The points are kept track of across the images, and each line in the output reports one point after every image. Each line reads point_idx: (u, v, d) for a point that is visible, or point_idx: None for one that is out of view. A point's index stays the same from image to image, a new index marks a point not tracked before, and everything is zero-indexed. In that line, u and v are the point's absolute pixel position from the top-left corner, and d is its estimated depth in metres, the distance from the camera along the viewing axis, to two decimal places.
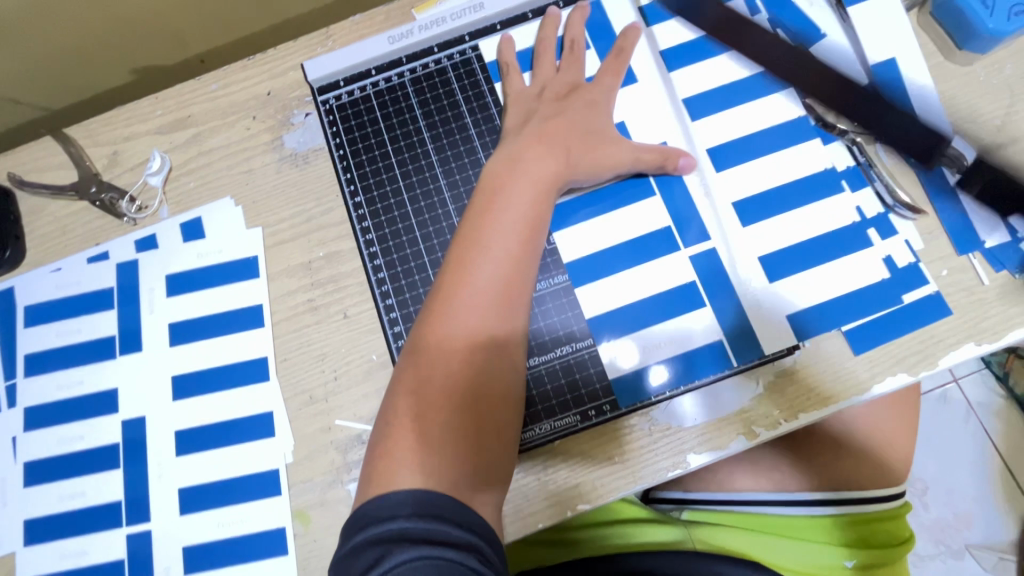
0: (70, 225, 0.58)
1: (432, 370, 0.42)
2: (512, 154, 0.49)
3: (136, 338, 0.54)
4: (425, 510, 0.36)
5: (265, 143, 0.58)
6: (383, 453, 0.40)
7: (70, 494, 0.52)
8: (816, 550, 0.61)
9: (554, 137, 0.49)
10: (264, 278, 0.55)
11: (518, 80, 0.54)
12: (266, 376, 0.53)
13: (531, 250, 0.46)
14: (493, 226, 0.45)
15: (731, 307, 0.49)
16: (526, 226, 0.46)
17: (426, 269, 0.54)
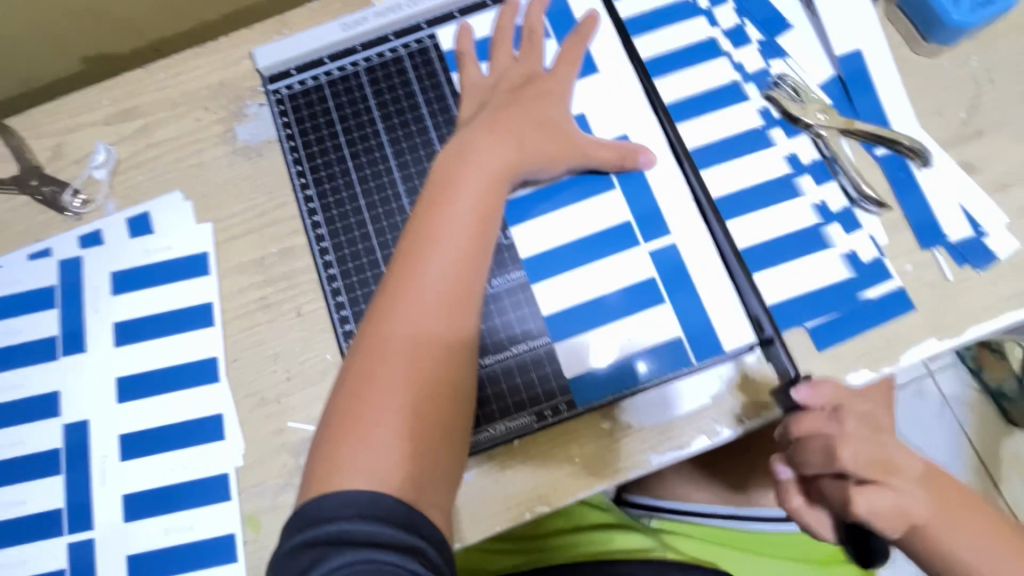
0: (11, 220, 0.55)
1: (377, 369, 0.41)
2: (462, 144, 0.47)
3: (79, 339, 0.52)
4: (368, 512, 0.36)
5: (216, 135, 0.56)
6: (326, 453, 0.40)
7: (9, 502, 0.49)
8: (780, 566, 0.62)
9: (504, 127, 0.48)
10: (215, 275, 0.53)
11: (474, 70, 0.52)
12: (216, 377, 0.51)
13: (483, 244, 0.45)
14: (443, 221, 0.44)
15: (690, 303, 0.48)
16: (477, 220, 0.45)
17: (378, 264, 0.52)
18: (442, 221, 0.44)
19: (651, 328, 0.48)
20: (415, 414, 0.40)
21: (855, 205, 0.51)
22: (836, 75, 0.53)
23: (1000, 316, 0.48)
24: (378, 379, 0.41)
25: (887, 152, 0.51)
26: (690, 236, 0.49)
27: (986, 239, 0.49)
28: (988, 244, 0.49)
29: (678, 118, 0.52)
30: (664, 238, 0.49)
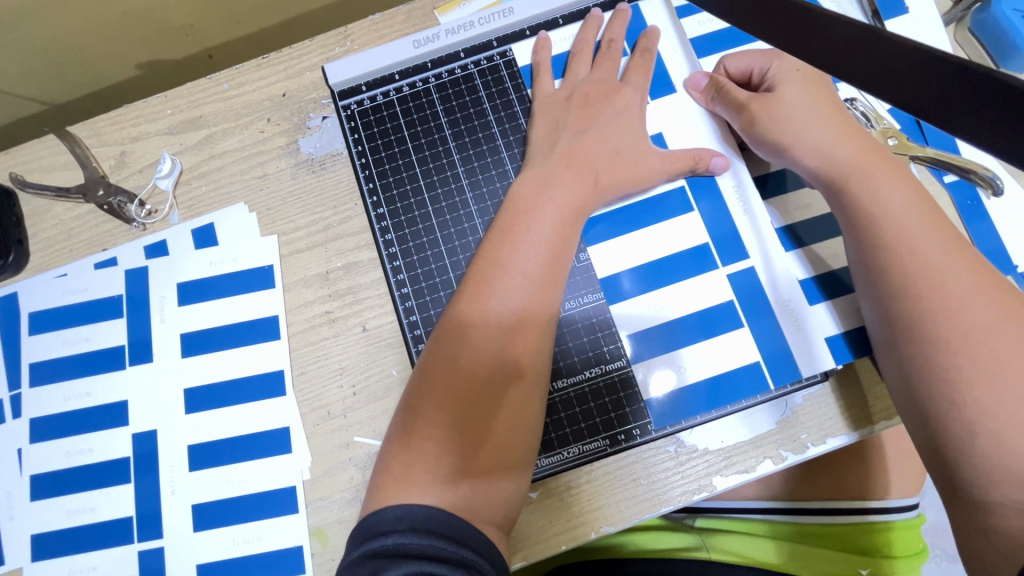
0: (76, 229, 0.56)
1: (438, 386, 0.42)
2: (541, 175, 0.48)
3: (146, 349, 0.53)
4: (422, 526, 0.37)
5: (280, 147, 0.56)
6: (389, 467, 0.41)
7: (79, 509, 0.50)
8: (831, 557, 0.61)
9: (583, 154, 0.49)
10: (280, 288, 0.53)
11: (548, 87, 0.52)
12: (282, 391, 0.51)
13: (555, 276, 0.45)
14: (513, 250, 0.45)
15: (766, 329, 0.48)
16: (546, 249, 0.45)
17: (450, 284, 0.52)
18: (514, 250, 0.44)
19: (725, 352, 0.48)
20: (481, 433, 0.41)
21: None
22: None
23: None
24: (438, 395, 0.42)
25: (957, 178, 0.51)
26: (764, 260, 0.50)
27: None
28: None
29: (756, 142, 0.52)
30: (738, 263, 0.50)
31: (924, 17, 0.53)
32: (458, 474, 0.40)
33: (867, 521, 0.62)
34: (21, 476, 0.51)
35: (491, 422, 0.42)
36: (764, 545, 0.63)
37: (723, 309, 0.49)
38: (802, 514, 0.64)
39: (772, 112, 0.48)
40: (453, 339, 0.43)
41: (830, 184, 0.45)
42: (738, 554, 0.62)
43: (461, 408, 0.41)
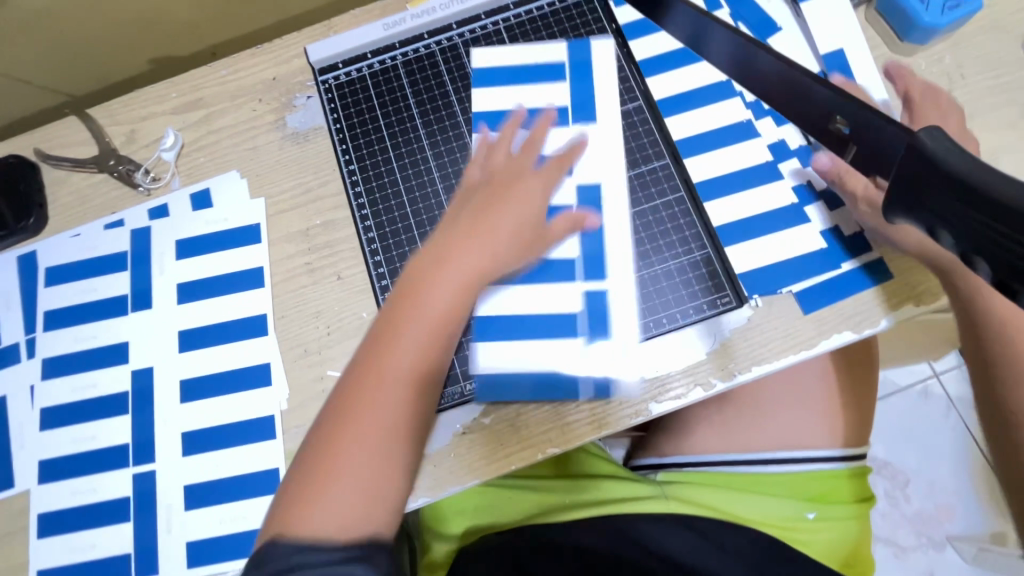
0: (90, 195, 0.63)
1: (347, 419, 0.42)
2: (457, 230, 0.49)
3: (146, 296, 0.59)
4: (344, 557, 0.38)
5: (269, 123, 0.64)
6: (292, 498, 0.41)
7: (81, 437, 0.56)
8: (784, 504, 0.66)
9: (494, 205, 0.50)
10: (265, 243, 0.60)
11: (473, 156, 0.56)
12: (266, 331, 0.57)
13: (462, 308, 0.47)
14: (433, 285, 0.46)
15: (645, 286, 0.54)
16: (464, 286, 0.47)
17: (412, 230, 0.58)
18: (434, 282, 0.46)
19: (624, 303, 0.53)
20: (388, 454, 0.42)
21: None
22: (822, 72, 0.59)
23: None
24: (345, 431, 0.42)
25: None
26: (687, 206, 0.55)
27: None
28: None
29: (685, 107, 0.58)
30: (651, 226, 0.55)
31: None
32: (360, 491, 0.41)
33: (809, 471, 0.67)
34: (33, 408, 0.57)
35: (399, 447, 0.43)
36: (729, 497, 0.66)
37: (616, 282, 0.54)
38: (762, 464, 0.68)
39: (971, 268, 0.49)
40: (368, 369, 0.43)
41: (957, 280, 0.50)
42: (699, 503, 0.65)
43: (368, 438, 0.42)
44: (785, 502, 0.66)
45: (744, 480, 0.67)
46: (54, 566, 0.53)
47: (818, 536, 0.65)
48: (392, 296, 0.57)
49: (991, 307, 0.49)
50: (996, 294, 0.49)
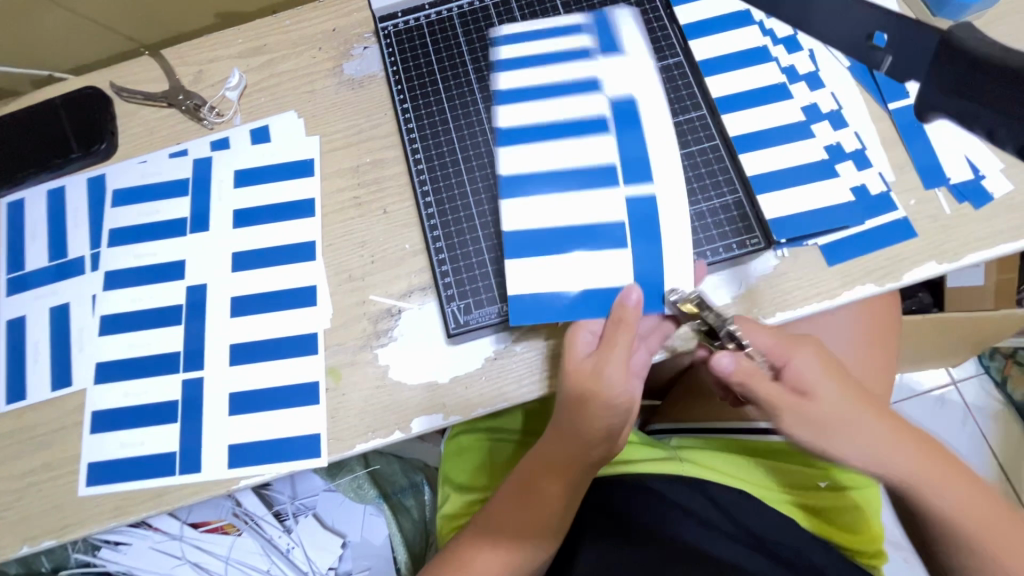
0: (157, 126, 0.68)
1: None
2: (534, 472, 0.54)
3: (205, 220, 0.63)
4: None
5: (327, 69, 0.68)
6: None
7: (136, 344, 0.60)
8: (797, 472, 0.67)
9: (565, 474, 0.52)
10: (318, 177, 0.64)
11: (579, 345, 0.50)
12: (314, 257, 0.61)
13: (533, 511, 0.53)
14: (493, 534, 0.54)
15: (648, 251, 0.52)
16: (534, 498, 0.53)
17: (459, 164, 0.61)
18: (503, 509, 0.54)
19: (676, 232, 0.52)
20: None
21: (867, 148, 0.58)
22: None
23: (993, 246, 0.55)
24: None
25: (899, 106, 0.59)
26: (721, 155, 0.57)
27: (984, 181, 0.56)
28: (986, 186, 0.56)
29: (723, 68, 0.61)
30: (684, 172, 0.56)
31: None
32: None
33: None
34: (94, 315, 0.61)
35: None
36: (741, 464, 0.67)
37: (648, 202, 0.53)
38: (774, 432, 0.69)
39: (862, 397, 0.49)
40: None
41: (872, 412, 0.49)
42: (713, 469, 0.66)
43: None
44: (800, 471, 0.67)
45: (754, 449, 0.69)
46: (103, 460, 0.57)
47: (840, 505, 0.65)
48: (437, 223, 0.59)
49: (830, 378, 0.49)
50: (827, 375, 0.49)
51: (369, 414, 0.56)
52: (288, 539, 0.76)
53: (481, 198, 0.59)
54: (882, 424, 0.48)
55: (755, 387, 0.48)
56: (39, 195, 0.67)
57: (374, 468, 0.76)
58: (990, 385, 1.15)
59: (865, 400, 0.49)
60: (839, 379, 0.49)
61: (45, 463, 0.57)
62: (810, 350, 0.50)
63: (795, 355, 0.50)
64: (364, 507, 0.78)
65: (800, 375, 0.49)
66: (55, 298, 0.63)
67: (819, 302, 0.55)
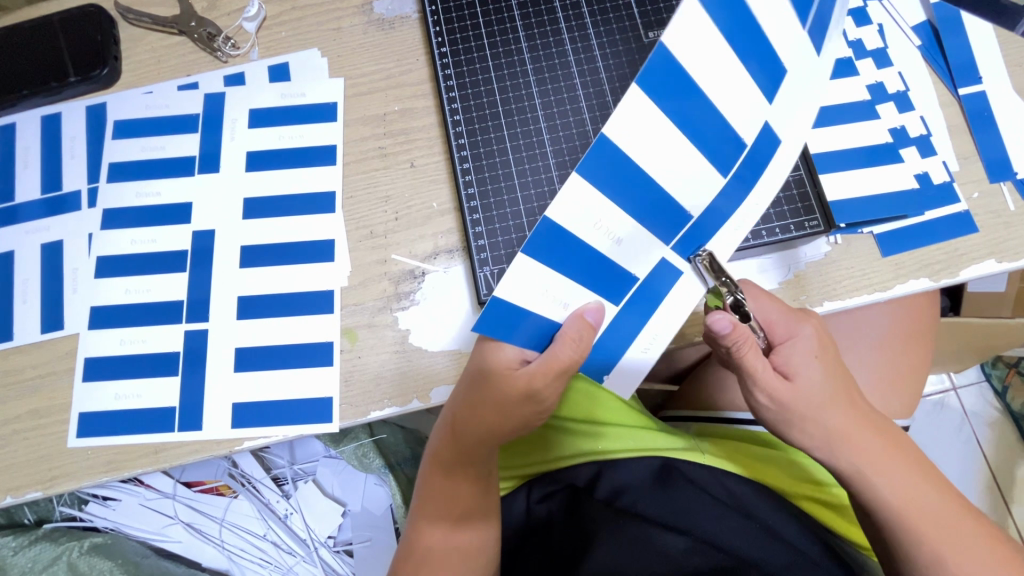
0: (166, 55, 0.62)
1: None
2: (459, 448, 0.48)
3: (215, 160, 0.58)
4: None
5: (355, 6, 0.62)
6: None
7: (136, 289, 0.55)
8: (824, 470, 0.65)
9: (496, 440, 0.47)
10: (341, 123, 0.59)
11: (504, 350, 0.43)
12: (333, 209, 0.56)
13: (466, 479, 0.49)
14: (440, 506, 0.51)
15: (627, 326, 0.43)
16: (464, 470, 0.49)
17: (499, 118, 0.57)
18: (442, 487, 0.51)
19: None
20: None
21: (932, 135, 0.55)
22: (928, 21, 0.58)
23: None
24: None
25: (970, 92, 0.56)
26: None
27: None
28: None
29: None
30: None
31: None
32: None
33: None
34: (90, 256, 0.57)
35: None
36: (760, 454, 0.65)
37: (669, 281, 0.41)
38: None
39: (839, 379, 0.47)
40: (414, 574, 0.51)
41: (848, 397, 0.47)
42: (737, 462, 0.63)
43: None
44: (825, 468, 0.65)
45: (781, 443, 0.66)
46: (95, 411, 0.53)
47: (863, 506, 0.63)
48: (472, 179, 0.55)
49: (812, 354, 0.47)
50: (806, 351, 0.47)
51: (386, 379, 0.52)
52: (286, 505, 0.74)
53: (521, 156, 0.56)
54: (854, 420, 0.46)
55: (749, 368, 0.45)
56: (33, 120, 0.61)
57: (380, 437, 0.73)
58: (989, 394, 1.15)
59: (844, 388, 0.47)
60: (825, 366, 0.47)
61: (31, 410, 0.53)
62: (811, 325, 0.48)
63: (786, 334, 0.48)
64: (365, 476, 0.75)
65: (791, 352, 0.47)
66: (47, 235, 0.58)
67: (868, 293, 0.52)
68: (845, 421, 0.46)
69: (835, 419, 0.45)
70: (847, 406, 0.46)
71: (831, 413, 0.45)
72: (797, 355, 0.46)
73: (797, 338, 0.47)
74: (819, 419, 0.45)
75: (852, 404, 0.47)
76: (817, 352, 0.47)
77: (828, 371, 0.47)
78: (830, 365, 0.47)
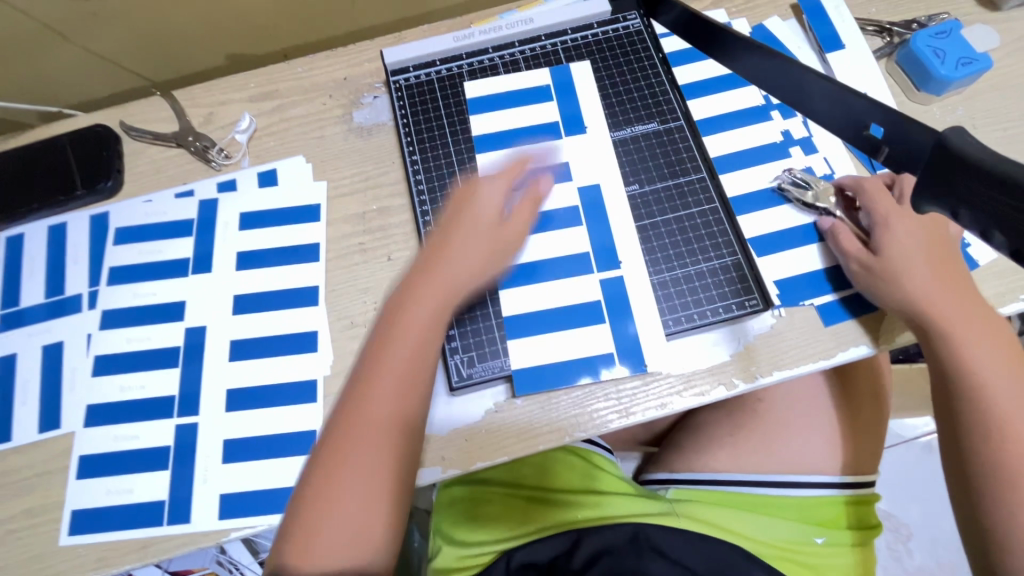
0: (165, 166, 0.68)
1: (341, 503, 0.46)
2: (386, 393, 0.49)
3: (207, 261, 0.63)
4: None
5: (337, 116, 0.69)
6: (303, 536, 0.46)
7: (130, 386, 0.59)
8: (794, 527, 0.68)
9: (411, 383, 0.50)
10: (324, 222, 0.64)
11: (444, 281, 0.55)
12: (316, 302, 0.61)
13: (407, 418, 0.49)
14: (378, 388, 0.49)
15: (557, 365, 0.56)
16: (395, 419, 0.49)
17: None
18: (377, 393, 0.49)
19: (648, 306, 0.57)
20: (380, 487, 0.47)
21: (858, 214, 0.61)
22: None
23: None
24: (333, 526, 0.46)
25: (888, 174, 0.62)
26: (721, 216, 0.60)
27: (970, 248, 0.59)
28: (972, 253, 0.58)
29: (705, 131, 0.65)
30: (684, 231, 0.60)
31: (858, 55, 0.67)
32: (383, 517, 0.47)
33: (811, 497, 0.70)
34: (88, 355, 0.60)
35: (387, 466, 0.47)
36: (737, 516, 0.68)
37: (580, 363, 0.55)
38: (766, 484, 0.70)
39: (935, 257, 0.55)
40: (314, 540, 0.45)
41: (944, 270, 0.55)
42: (713, 523, 0.67)
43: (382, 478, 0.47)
44: (795, 526, 0.68)
45: (753, 502, 0.70)
46: (88, 507, 0.55)
47: (830, 561, 0.67)
48: None
49: (902, 233, 0.56)
50: (903, 224, 0.56)
51: None
52: None
53: None
54: (950, 291, 0.54)
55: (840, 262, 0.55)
56: (39, 230, 0.66)
57: None
58: None
59: (945, 269, 0.55)
60: (923, 240, 0.56)
61: (25, 509, 0.55)
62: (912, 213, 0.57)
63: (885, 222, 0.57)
64: None
65: (893, 231, 0.56)
66: (48, 336, 0.62)
67: (889, 344, 0.56)
68: (941, 287, 0.54)
69: (939, 291, 0.54)
70: (948, 277, 0.54)
71: (935, 284, 0.54)
72: (893, 234, 0.56)
73: (899, 222, 0.56)
74: (919, 277, 0.54)
75: (952, 285, 0.54)
76: (915, 234, 0.56)
77: (935, 249, 0.56)
78: (936, 251, 0.55)
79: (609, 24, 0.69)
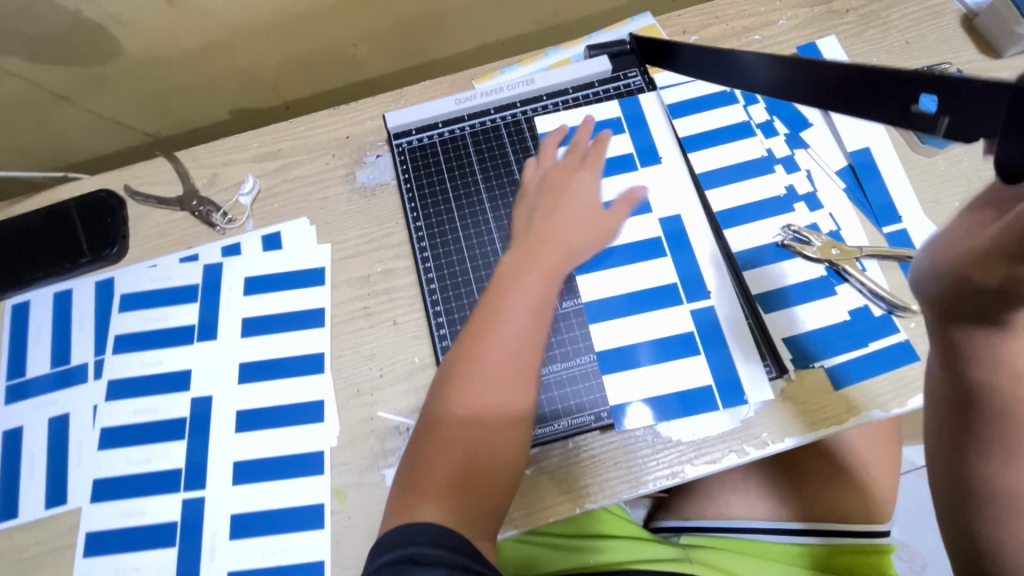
0: (169, 230, 0.68)
1: (444, 445, 0.49)
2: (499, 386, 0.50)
3: (212, 328, 0.63)
4: (438, 540, 0.43)
5: (341, 175, 0.69)
6: (422, 461, 0.49)
7: (137, 459, 0.59)
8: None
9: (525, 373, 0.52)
10: (329, 286, 0.64)
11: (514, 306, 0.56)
12: (323, 369, 0.61)
13: (544, 321, 0.55)
14: (487, 348, 0.52)
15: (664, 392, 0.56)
16: (512, 360, 0.52)
17: (471, 283, 0.63)
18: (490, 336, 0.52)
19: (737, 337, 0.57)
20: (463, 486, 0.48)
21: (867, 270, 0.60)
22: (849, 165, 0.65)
23: None
24: (441, 454, 0.49)
25: (894, 229, 0.62)
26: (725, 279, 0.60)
27: None
28: None
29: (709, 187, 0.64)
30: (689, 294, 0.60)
31: None
32: (454, 507, 0.47)
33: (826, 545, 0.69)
34: (95, 427, 0.60)
35: (478, 463, 0.48)
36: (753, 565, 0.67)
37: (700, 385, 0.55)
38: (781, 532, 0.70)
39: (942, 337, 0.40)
40: (425, 495, 0.47)
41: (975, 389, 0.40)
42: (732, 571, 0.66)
43: (467, 470, 0.48)
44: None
45: (768, 549, 0.69)
46: None
47: None
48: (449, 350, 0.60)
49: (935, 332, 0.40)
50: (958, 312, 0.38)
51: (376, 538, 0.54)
52: None
53: None
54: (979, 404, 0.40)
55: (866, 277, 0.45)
56: (45, 298, 0.66)
57: None
58: None
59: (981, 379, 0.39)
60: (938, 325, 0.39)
61: None
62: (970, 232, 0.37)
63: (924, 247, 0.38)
64: None
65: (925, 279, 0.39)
66: (55, 408, 0.62)
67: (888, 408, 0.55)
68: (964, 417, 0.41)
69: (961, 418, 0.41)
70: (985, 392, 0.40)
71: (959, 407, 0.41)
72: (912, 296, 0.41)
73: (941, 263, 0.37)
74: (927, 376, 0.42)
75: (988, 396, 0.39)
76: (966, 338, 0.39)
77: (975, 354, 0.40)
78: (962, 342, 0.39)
79: (610, 81, 0.70)
